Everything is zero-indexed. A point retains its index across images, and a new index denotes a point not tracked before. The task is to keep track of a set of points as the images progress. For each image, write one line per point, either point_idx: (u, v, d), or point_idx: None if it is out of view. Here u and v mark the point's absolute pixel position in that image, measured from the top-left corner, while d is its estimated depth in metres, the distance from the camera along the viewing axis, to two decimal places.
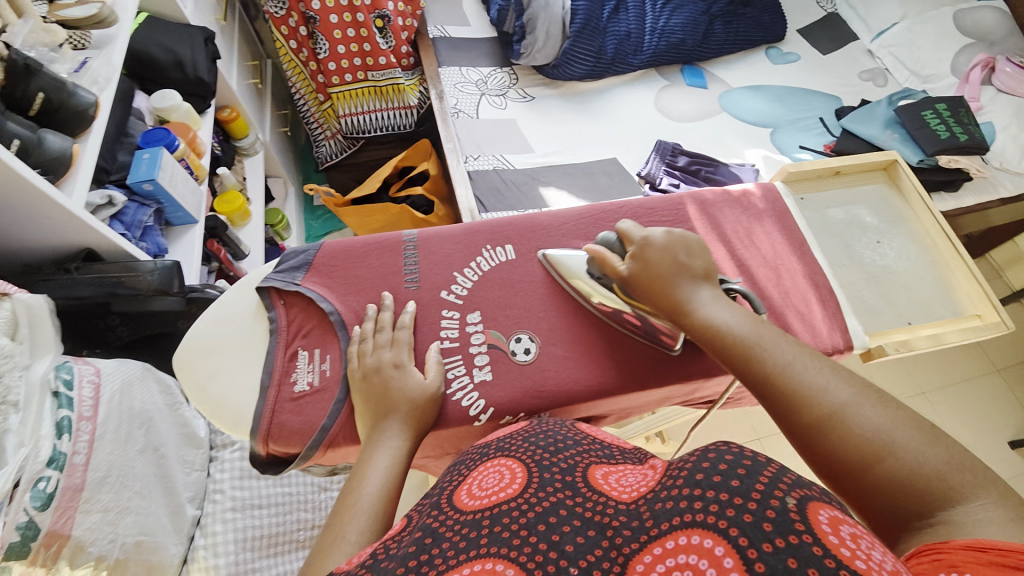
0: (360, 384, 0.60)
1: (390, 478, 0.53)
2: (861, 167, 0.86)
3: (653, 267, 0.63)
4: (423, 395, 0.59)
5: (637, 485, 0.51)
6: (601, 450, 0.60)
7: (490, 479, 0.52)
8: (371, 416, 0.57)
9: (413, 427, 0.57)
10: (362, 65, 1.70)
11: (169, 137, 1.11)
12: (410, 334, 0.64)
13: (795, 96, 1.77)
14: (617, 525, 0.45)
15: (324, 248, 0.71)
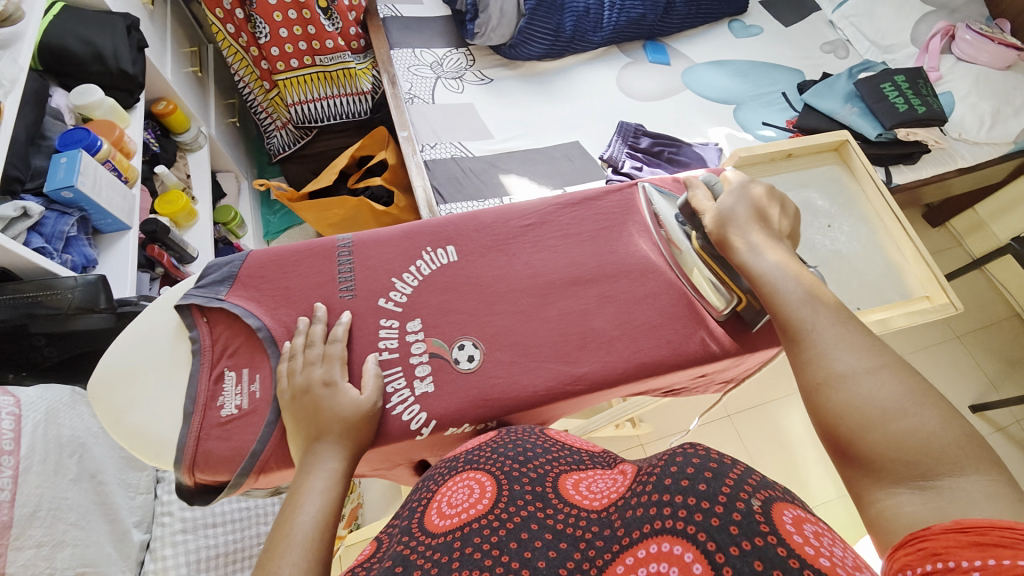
0: (290, 405, 0.56)
1: (327, 504, 0.49)
2: (813, 149, 0.84)
3: (735, 210, 0.66)
4: (356, 412, 0.56)
5: (607, 492, 0.55)
6: (569, 457, 0.65)
7: (460, 495, 0.56)
8: (302, 438, 0.54)
9: (349, 447, 0.54)
10: (308, 49, 1.59)
11: (88, 137, 1.02)
12: (343, 347, 0.60)
13: (757, 70, 1.74)
14: (590, 536, 0.49)
15: (249, 258, 0.66)
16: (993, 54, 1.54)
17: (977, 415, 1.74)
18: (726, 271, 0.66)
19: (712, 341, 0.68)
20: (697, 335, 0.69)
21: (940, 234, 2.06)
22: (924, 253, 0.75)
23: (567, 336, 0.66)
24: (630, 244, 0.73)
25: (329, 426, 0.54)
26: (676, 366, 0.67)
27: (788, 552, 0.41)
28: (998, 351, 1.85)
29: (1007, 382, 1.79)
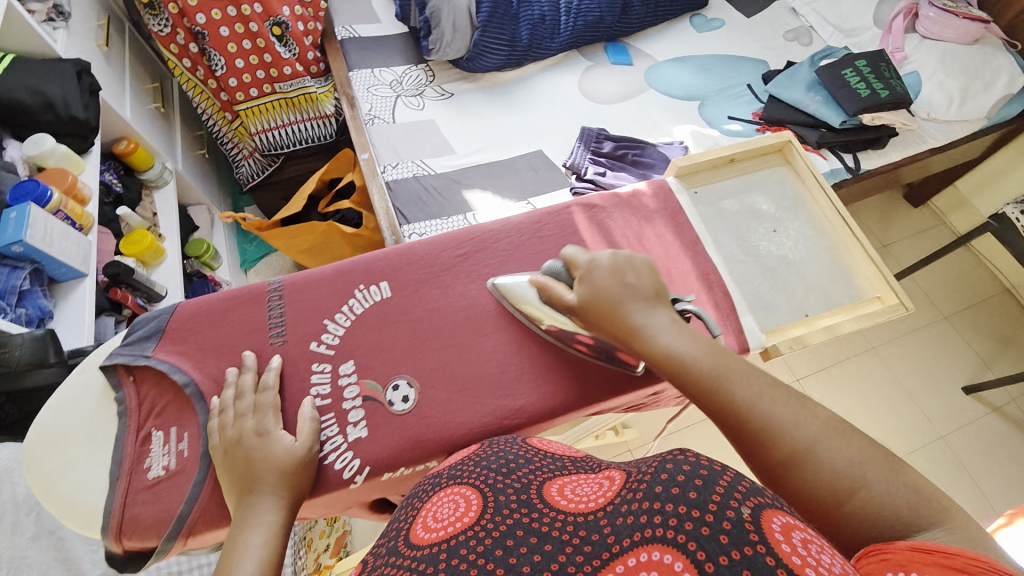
0: (223, 459, 0.54)
1: (267, 558, 0.47)
2: (758, 151, 0.83)
3: (601, 294, 0.60)
4: (291, 458, 0.55)
5: (595, 494, 0.47)
6: (552, 463, 0.56)
7: (445, 509, 0.49)
8: (235, 491, 0.52)
9: (287, 494, 0.53)
10: (267, 78, 1.58)
11: (39, 188, 1.02)
12: (275, 395, 0.59)
13: (721, 64, 1.72)
14: (576, 542, 0.41)
15: (177, 311, 0.65)
16: (958, 30, 1.51)
17: (971, 397, 1.70)
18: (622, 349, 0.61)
19: None
20: None
21: (923, 214, 2.02)
22: (872, 253, 0.73)
23: (504, 368, 0.65)
24: None
25: (267, 475, 0.53)
26: (619, 390, 0.66)
27: (778, 563, 0.35)
28: (988, 330, 1.82)
29: (999, 361, 1.76)
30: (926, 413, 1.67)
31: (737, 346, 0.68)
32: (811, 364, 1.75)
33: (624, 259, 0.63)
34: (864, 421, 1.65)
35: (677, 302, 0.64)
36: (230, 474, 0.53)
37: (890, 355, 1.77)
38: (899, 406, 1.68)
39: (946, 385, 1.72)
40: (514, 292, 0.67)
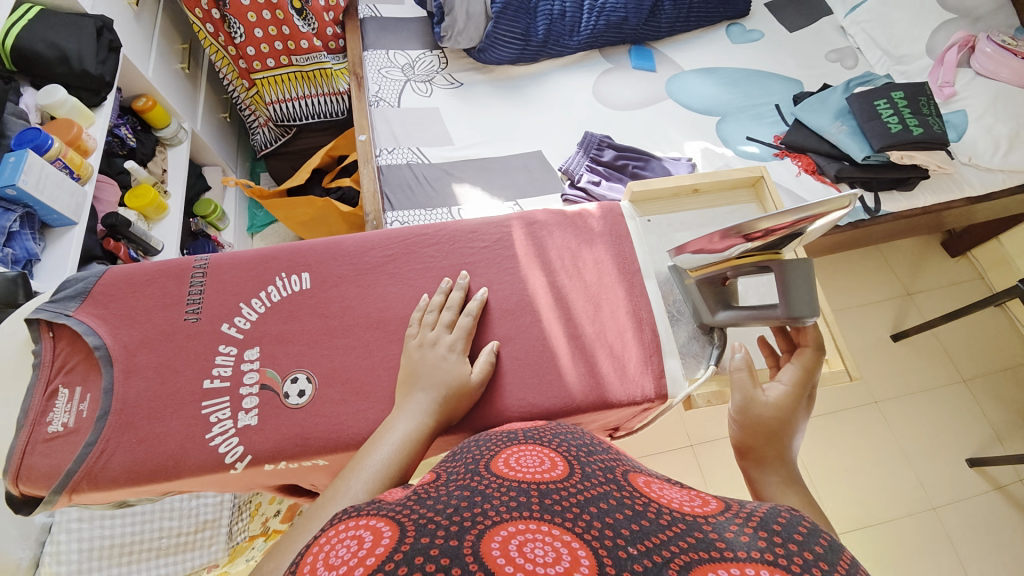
0: (412, 352, 0.60)
1: (404, 452, 0.51)
2: (724, 186, 0.78)
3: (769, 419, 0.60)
4: (458, 378, 0.58)
5: (690, 501, 0.46)
6: (631, 460, 0.56)
7: (531, 458, 0.50)
8: (404, 381, 0.58)
9: (442, 411, 0.56)
10: (284, 49, 1.61)
11: (40, 137, 1.07)
12: (470, 322, 0.62)
13: (750, 79, 1.62)
14: (678, 530, 0.40)
15: (106, 275, 0.67)
16: (1016, 70, 1.41)
17: (973, 470, 1.56)
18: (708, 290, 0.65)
19: (560, 390, 0.63)
20: (545, 385, 0.63)
21: (960, 265, 1.85)
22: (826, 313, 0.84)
23: None
24: (493, 279, 0.69)
25: (427, 386, 0.57)
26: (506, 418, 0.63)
27: None
28: (1007, 400, 1.66)
29: (1014, 436, 1.61)
30: (920, 479, 1.55)
31: (654, 390, 0.63)
32: None
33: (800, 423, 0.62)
34: (849, 477, 1.54)
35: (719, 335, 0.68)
36: (407, 376, 0.59)
37: (893, 412, 1.64)
38: (891, 469, 1.56)
39: (949, 453, 1.59)
40: (830, 212, 0.52)
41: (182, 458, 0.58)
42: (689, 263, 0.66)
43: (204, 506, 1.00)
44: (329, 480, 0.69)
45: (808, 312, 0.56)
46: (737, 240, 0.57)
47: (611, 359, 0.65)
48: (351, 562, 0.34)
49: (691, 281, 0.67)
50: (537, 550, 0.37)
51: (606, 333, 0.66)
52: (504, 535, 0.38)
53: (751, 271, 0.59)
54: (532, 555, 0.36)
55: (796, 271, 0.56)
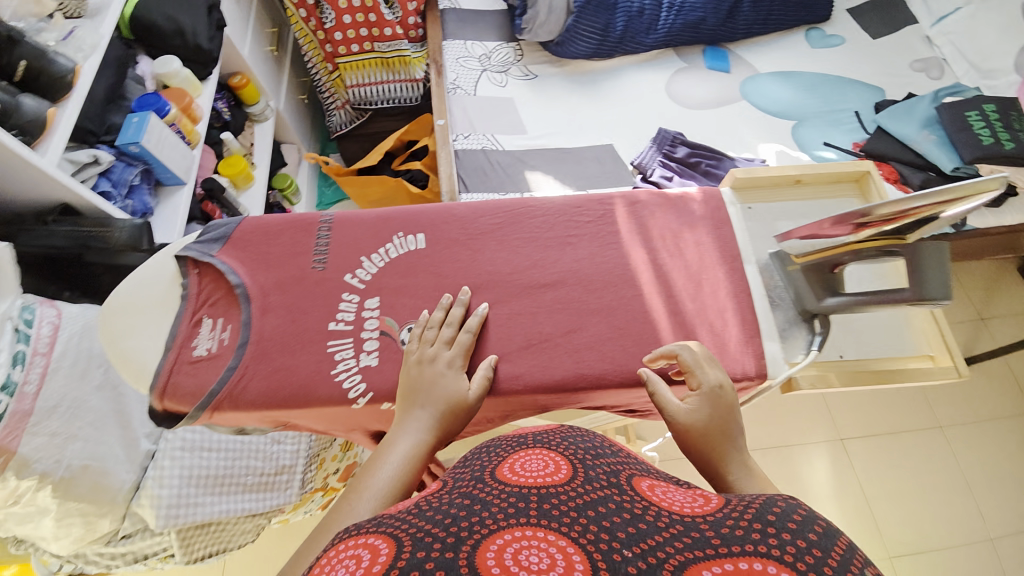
0: (410, 368, 0.63)
1: (407, 468, 0.54)
2: (828, 179, 0.78)
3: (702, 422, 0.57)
4: (458, 397, 0.60)
5: (691, 501, 0.51)
6: (639, 466, 0.63)
7: (535, 465, 0.57)
8: (405, 400, 0.60)
9: (441, 427, 0.59)
10: (368, 36, 1.69)
11: (160, 102, 1.17)
12: (468, 339, 0.65)
13: (828, 85, 1.60)
14: (676, 530, 0.46)
15: (244, 223, 0.74)
16: None
17: None
18: (816, 278, 0.66)
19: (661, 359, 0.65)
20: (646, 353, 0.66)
21: None
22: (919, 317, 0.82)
23: (511, 335, 0.67)
24: (596, 253, 0.71)
25: (428, 406, 0.59)
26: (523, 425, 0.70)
27: None
28: None
29: None
30: (979, 509, 1.49)
31: (755, 370, 0.64)
32: (864, 421, 1.59)
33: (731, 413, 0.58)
34: (904, 500, 1.49)
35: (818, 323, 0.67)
36: (406, 397, 0.61)
37: (958, 438, 1.58)
38: (949, 497, 1.50)
39: (1015, 487, 1.51)
40: (968, 199, 0.51)
41: (310, 390, 0.64)
42: (795, 248, 0.67)
43: (284, 452, 1.09)
44: None
45: (940, 293, 0.57)
46: (847, 228, 0.60)
47: (711, 336, 0.67)
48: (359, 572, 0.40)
49: (797, 266, 0.68)
50: (532, 559, 0.43)
51: (706, 310, 0.68)
52: (499, 546, 0.44)
53: (875, 255, 0.60)
54: (527, 562, 0.42)
55: (929, 255, 0.57)
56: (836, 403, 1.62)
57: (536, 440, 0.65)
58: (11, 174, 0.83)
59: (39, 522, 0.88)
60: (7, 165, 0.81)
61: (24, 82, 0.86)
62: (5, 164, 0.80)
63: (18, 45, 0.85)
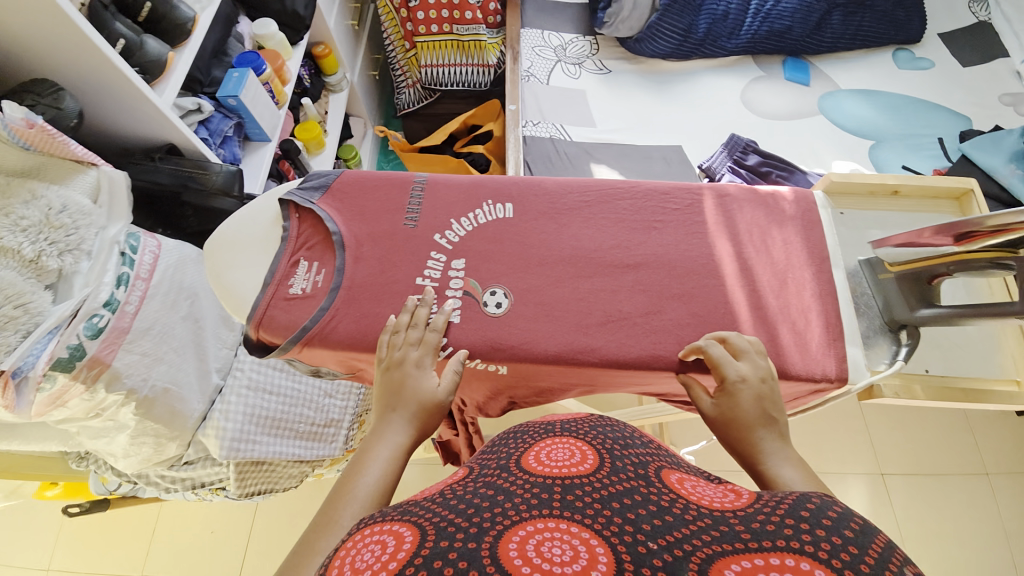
0: (382, 374, 0.65)
1: (389, 471, 0.57)
2: (926, 194, 0.79)
3: (728, 415, 0.59)
4: (432, 400, 0.63)
5: (722, 497, 0.53)
6: (669, 458, 0.65)
7: (559, 454, 0.60)
8: (381, 406, 0.63)
9: (416, 426, 0.62)
10: (448, 19, 1.72)
11: (258, 61, 1.23)
12: (439, 340, 0.66)
13: (913, 108, 1.53)
14: (705, 523, 0.48)
15: (343, 176, 0.78)
16: None
17: None
18: (910, 288, 0.65)
19: None
20: None
21: None
22: None
23: (591, 310, 0.68)
24: (681, 240, 0.72)
25: (404, 413, 0.62)
26: (552, 412, 0.72)
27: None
28: None
29: None
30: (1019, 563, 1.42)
31: (835, 372, 0.64)
32: (910, 459, 1.53)
33: (755, 401, 0.59)
34: (941, 544, 1.43)
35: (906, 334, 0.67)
36: (383, 404, 0.63)
37: (1006, 489, 1.50)
38: (990, 547, 1.43)
39: None
40: None
41: (395, 337, 0.67)
42: (889, 255, 0.68)
43: (334, 406, 1.13)
44: (494, 390, 0.76)
45: None
46: (946, 240, 0.61)
47: (792, 333, 0.66)
48: (379, 563, 0.44)
49: (891, 274, 0.68)
50: (555, 550, 0.45)
51: (790, 309, 0.68)
52: (522, 537, 0.47)
53: (984, 267, 0.58)
54: (550, 554, 0.45)
55: None
56: (882, 438, 1.56)
57: (564, 427, 0.67)
58: (130, 111, 0.89)
59: (113, 438, 0.93)
60: (130, 100, 0.87)
61: (148, 23, 0.91)
62: (129, 99, 0.86)
63: None
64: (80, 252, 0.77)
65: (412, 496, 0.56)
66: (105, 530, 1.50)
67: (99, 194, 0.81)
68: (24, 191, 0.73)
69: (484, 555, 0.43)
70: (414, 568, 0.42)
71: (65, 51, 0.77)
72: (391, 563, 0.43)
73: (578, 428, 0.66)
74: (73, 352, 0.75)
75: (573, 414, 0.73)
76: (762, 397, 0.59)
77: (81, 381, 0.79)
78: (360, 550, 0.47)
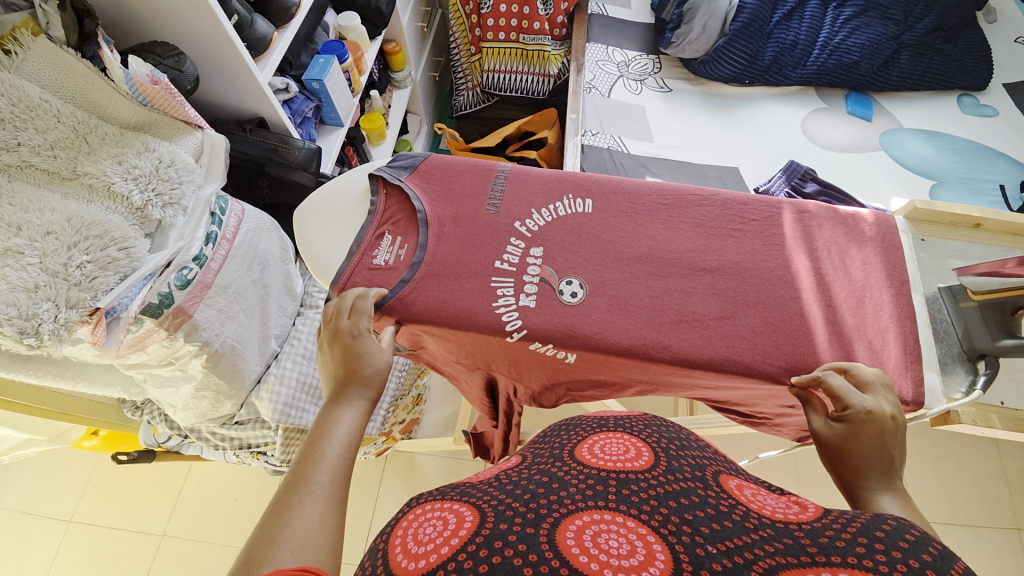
0: (329, 350, 0.65)
1: (354, 434, 0.55)
2: (1005, 230, 0.80)
3: (840, 440, 0.57)
4: (382, 362, 0.63)
5: (787, 508, 0.48)
6: (727, 464, 0.60)
7: (614, 448, 0.57)
8: (334, 382, 0.61)
9: (374, 389, 0.61)
10: (517, 27, 1.79)
11: (342, 50, 1.29)
12: (373, 307, 0.68)
13: (976, 153, 1.48)
14: (766, 534, 0.43)
15: (430, 159, 0.81)
16: None
17: None
18: (995, 318, 0.68)
19: (812, 362, 0.67)
20: (796, 353, 0.67)
21: None
22: None
23: (664, 309, 0.70)
24: (758, 250, 0.74)
25: (359, 382, 0.60)
26: (604, 408, 0.68)
27: None
28: None
29: None
30: None
31: (911, 396, 0.66)
32: (944, 506, 1.40)
33: (871, 432, 0.56)
34: None
35: (983, 363, 0.69)
36: (335, 381, 0.61)
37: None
38: None
39: None
40: None
41: (472, 315, 0.70)
42: (972, 284, 0.70)
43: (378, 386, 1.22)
44: (556, 380, 0.78)
45: None
46: None
47: (868, 351, 0.68)
48: (439, 539, 0.44)
49: (973, 303, 0.70)
50: (611, 543, 0.42)
51: (866, 327, 0.70)
52: (579, 525, 0.44)
53: None
54: (607, 546, 0.42)
55: None
56: (917, 483, 1.43)
57: (617, 423, 0.64)
58: (235, 83, 0.95)
59: (177, 389, 0.99)
60: (235, 72, 0.92)
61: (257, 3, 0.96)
62: (234, 71, 0.92)
63: None
64: (177, 207, 0.82)
65: (466, 479, 0.56)
66: (135, 486, 1.54)
67: (201, 155, 0.87)
68: (138, 142, 0.79)
69: (541, 541, 0.42)
70: (475, 547, 0.41)
71: (194, 25, 0.84)
72: (451, 540, 0.43)
73: (631, 425, 0.62)
74: (163, 299, 0.80)
75: (624, 411, 0.69)
76: (881, 429, 0.56)
77: (164, 327, 0.83)
78: (422, 523, 0.47)
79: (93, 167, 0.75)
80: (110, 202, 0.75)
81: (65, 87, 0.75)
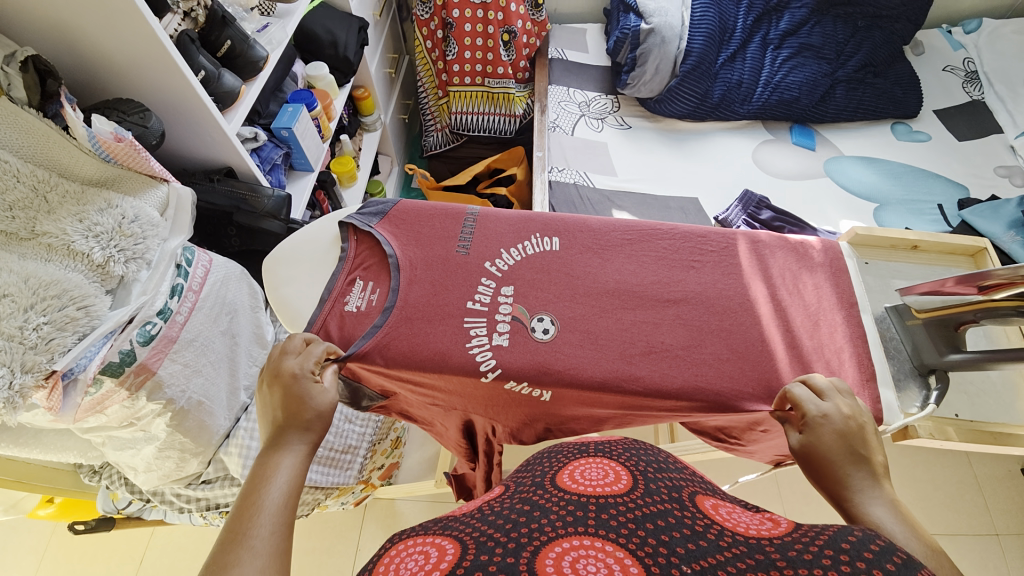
0: (266, 396, 0.62)
1: (295, 481, 0.53)
2: (941, 250, 0.87)
3: (815, 450, 0.58)
4: (325, 404, 0.61)
5: (761, 524, 0.49)
6: (704, 484, 0.61)
7: (593, 474, 0.57)
8: (272, 428, 0.59)
9: (316, 432, 0.59)
10: (481, 72, 1.88)
11: (310, 99, 1.32)
12: (323, 351, 0.67)
13: (913, 176, 1.61)
14: (740, 550, 0.44)
15: (400, 204, 0.83)
16: None
17: None
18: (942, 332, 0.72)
19: (776, 385, 0.70)
20: (761, 378, 0.70)
21: None
22: None
23: (634, 340, 0.72)
24: (718, 279, 0.78)
25: (300, 426, 0.58)
26: (584, 433, 0.68)
27: None
28: None
29: None
30: None
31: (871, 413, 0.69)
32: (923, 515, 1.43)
33: (837, 438, 0.58)
34: None
35: (935, 378, 0.73)
36: (274, 427, 0.59)
37: (1017, 551, 1.39)
38: None
39: None
40: None
41: (447, 357, 0.70)
42: (916, 302, 0.75)
43: (353, 432, 1.18)
44: (533, 416, 0.78)
45: None
46: (970, 289, 0.69)
47: (827, 371, 0.72)
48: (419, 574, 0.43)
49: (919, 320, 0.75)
50: (589, 568, 0.42)
51: (823, 349, 0.73)
52: (557, 554, 0.44)
53: (1009, 313, 0.66)
54: (583, 569, 0.42)
55: None
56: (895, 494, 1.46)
57: (596, 448, 0.64)
58: (202, 136, 0.96)
59: (140, 450, 0.94)
60: (203, 125, 0.93)
61: (225, 59, 0.98)
62: (201, 124, 0.93)
63: (229, 26, 0.97)
64: (141, 262, 0.80)
65: (449, 513, 0.55)
66: (92, 557, 1.42)
67: (166, 208, 0.87)
68: (100, 199, 0.78)
69: (521, 569, 0.41)
70: None
71: (161, 82, 0.86)
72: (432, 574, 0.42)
73: (611, 449, 0.63)
74: (124, 357, 0.77)
75: (604, 436, 0.69)
76: (847, 434, 0.58)
77: (125, 387, 0.80)
78: (404, 559, 0.45)
79: (53, 226, 0.73)
80: (70, 260, 0.74)
81: (27, 146, 0.75)
